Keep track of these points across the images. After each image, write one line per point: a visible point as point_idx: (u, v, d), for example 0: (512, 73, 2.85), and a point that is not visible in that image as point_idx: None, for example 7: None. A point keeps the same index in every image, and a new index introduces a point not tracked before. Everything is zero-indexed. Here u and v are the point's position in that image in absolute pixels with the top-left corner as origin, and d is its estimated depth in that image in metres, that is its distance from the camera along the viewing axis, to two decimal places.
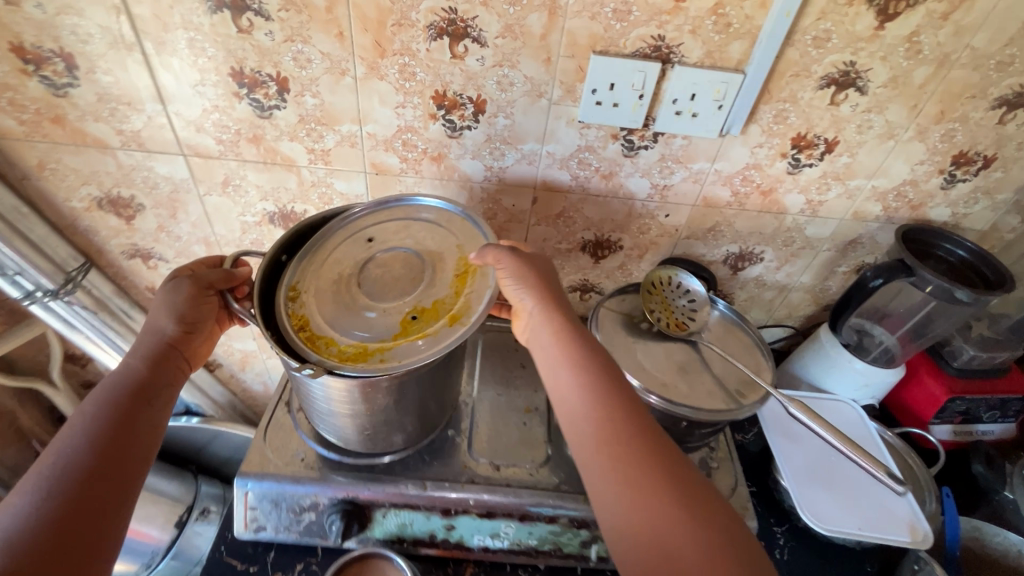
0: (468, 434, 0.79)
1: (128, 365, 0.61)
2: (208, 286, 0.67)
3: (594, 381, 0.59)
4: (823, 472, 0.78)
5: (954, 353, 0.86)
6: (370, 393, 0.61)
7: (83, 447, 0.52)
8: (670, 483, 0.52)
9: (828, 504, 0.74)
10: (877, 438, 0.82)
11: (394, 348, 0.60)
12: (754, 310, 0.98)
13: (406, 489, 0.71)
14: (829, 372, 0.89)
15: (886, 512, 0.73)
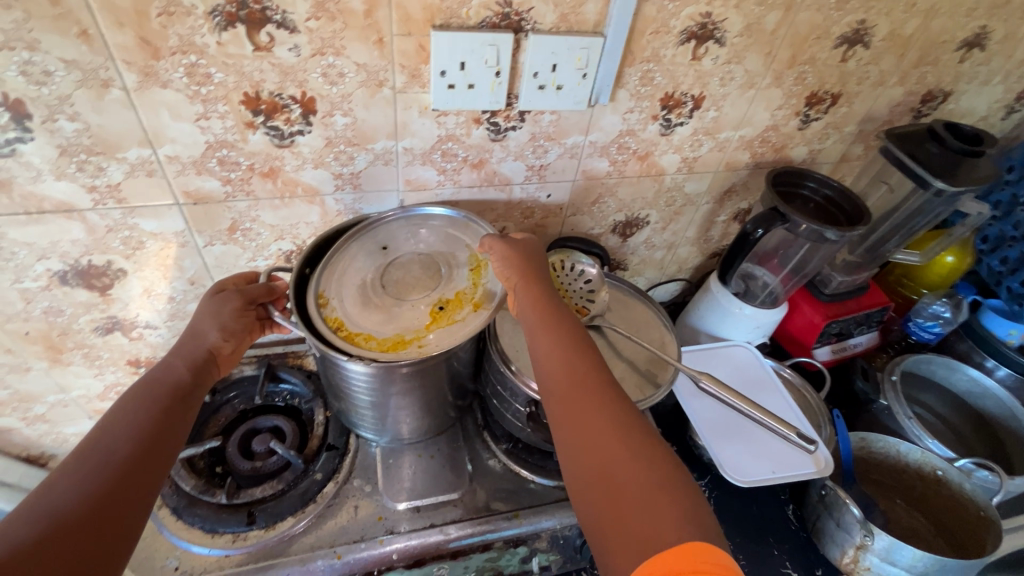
0: (377, 478, 0.70)
1: (171, 362, 0.54)
2: (254, 298, 0.62)
3: (564, 331, 0.52)
4: (733, 425, 0.80)
5: (825, 281, 0.93)
6: (393, 380, 0.60)
7: (134, 432, 0.46)
8: (631, 429, 0.44)
9: (743, 456, 0.76)
10: (772, 379, 0.88)
11: (430, 335, 0.58)
12: (648, 270, 0.98)
13: (316, 566, 0.61)
14: (724, 321, 0.92)
15: (791, 450, 0.77)
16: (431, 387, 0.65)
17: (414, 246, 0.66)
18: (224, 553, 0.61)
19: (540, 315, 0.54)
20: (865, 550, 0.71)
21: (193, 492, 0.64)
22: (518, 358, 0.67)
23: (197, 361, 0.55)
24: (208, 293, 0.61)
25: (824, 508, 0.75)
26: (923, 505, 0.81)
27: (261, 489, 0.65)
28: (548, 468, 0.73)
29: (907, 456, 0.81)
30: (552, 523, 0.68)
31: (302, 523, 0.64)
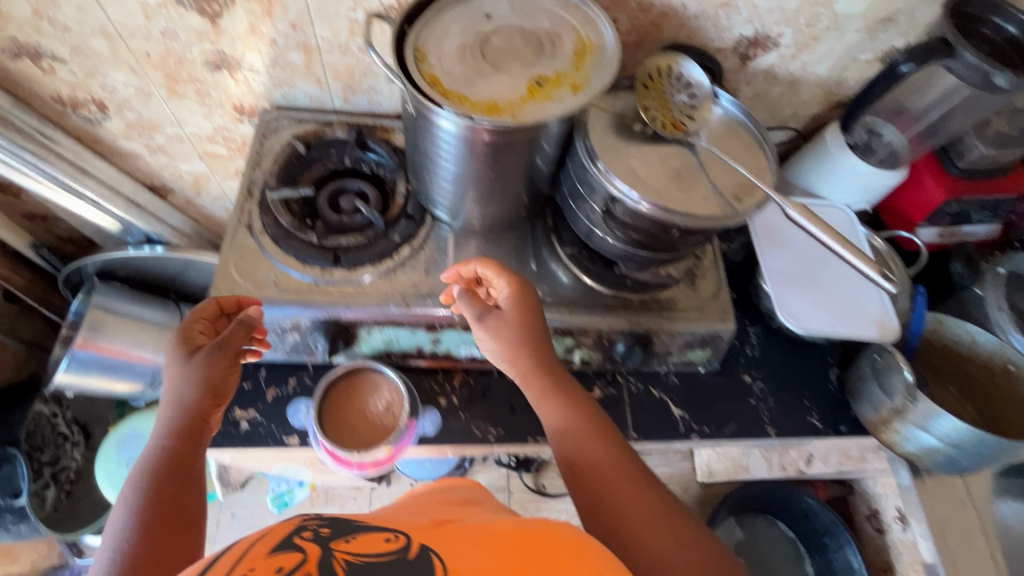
0: (446, 252, 0.75)
1: (158, 439, 0.55)
2: (221, 343, 0.59)
3: (570, 405, 0.61)
4: (805, 275, 0.77)
5: (961, 153, 0.81)
6: (477, 151, 0.60)
7: (136, 514, 0.49)
8: (651, 503, 0.53)
9: (807, 306, 0.75)
10: (863, 242, 0.81)
11: (525, 107, 0.55)
12: (759, 109, 0.88)
13: (388, 307, 0.69)
14: (828, 175, 0.84)
15: (861, 311, 0.75)
16: (512, 168, 0.65)
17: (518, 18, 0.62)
18: (314, 280, 0.69)
19: (549, 396, 0.62)
20: (906, 415, 0.72)
21: (288, 227, 0.71)
22: (604, 156, 0.65)
23: (183, 427, 0.56)
24: (180, 350, 0.59)
25: (873, 373, 0.75)
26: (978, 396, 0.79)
27: (346, 238, 0.72)
28: (607, 277, 0.75)
29: (981, 344, 0.76)
30: (599, 323, 0.73)
31: (379, 273, 0.71)
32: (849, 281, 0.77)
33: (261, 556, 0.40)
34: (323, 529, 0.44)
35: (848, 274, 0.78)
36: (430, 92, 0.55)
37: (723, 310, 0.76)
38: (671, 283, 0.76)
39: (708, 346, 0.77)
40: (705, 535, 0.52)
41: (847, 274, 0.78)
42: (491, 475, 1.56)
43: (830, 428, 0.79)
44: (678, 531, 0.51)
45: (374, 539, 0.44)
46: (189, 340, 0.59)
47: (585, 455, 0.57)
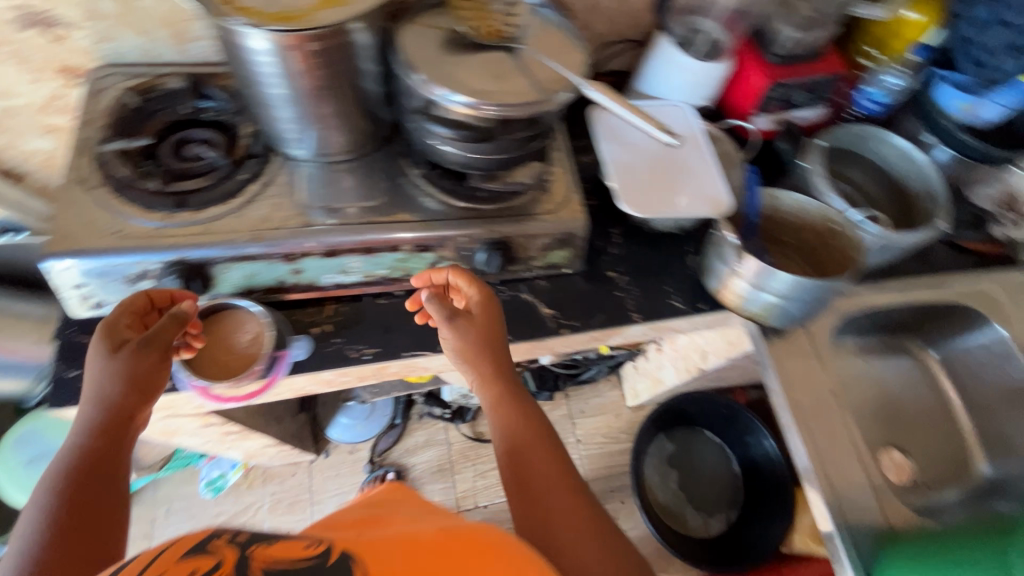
0: (298, 185, 0.76)
1: (78, 438, 0.56)
2: (150, 338, 0.61)
3: (521, 412, 0.69)
4: (642, 168, 0.83)
5: (774, 40, 0.88)
6: (293, 68, 0.63)
7: (50, 517, 0.51)
8: (579, 507, 0.62)
9: (645, 194, 0.80)
10: (698, 132, 0.87)
11: (317, 13, 0.59)
12: (596, 21, 0.93)
13: (240, 242, 0.70)
14: (661, 75, 0.90)
15: (695, 193, 0.81)
16: (336, 86, 0.68)
17: None
18: (158, 225, 0.69)
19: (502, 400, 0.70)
20: (741, 277, 0.78)
21: (128, 177, 0.71)
22: (422, 65, 0.67)
23: (106, 426, 0.58)
24: (104, 344, 0.60)
25: (715, 247, 0.81)
26: (816, 260, 0.87)
27: (191, 182, 0.72)
28: (460, 191, 0.79)
29: (807, 208, 0.84)
30: (456, 234, 0.76)
31: (228, 211, 0.72)
32: (684, 169, 0.84)
33: (173, 561, 0.43)
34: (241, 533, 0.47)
35: (683, 163, 0.84)
36: (223, 9, 0.58)
37: (575, 209, 0.81)
38: (523, 190, 0.80)
39: (566, 246, 0.82)
40: (621, 541, 0.60)
41: (682, 163, 0.84)
42: (428, 430, 1.59)
43: (690, 307, 0.86)
44: (591, 532, 0.60)
45: (295, 547, 0.47)
46: (114, 332, 0.61)
47: (523, 451, 0.66)
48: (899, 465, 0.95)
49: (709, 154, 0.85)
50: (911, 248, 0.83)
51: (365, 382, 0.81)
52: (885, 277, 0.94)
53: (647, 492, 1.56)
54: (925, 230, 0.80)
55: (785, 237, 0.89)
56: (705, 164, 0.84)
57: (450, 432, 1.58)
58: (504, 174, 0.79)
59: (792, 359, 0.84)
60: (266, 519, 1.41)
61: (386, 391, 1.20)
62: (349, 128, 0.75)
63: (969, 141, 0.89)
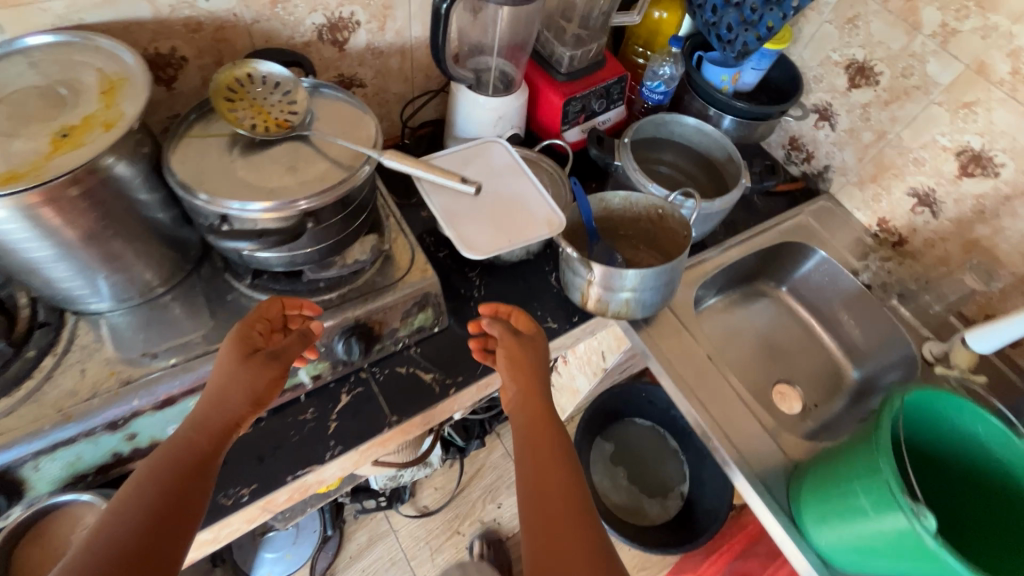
0: (105, 342, 0.67)
1: (191, 432, 0.57)
2: (278, 353, 0.64)
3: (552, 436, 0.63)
4: (474, 209, 0.83)
5: (559, 61, 0.95)
6: (43, 224, 0.55)
7: (146, 504, 0.50)
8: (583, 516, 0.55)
9: (481, 233, 0.81)
10: (519, 162, 0.90)
11: (50, 163, 0.52)
12: (391, 83, 0.93)
13: (45, 432, 0.59)
14: (467, 120, 0.92)
15: (528, 220, 0.83)
16: (115, 226, 0.61)
17: (21, 77, 0.57)
18: None
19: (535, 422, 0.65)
20: (594, 284, 0.80)
21: None
22: (205, 181, 0.62)
23: (219, 429, 0.58)
24: (237, 342, 0.63)
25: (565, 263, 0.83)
26: (655, 244, 0.94)
27: None
28: (298, 289, 0.74)
29: (633, 201, 0.90)
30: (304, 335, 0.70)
31: (20, 399, 0.61)
32: (515, 200, 0.86)
33: None
34: None
35: (513, 195, 0.86)
36: None
37: (422, 269, 0.79)
38: (364, 267, 0.77)
39: (427, 307, 0.80)
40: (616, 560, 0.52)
41: (511, 195, 0.86)
42: (369, 526, 1.47)
43: (565, 325, 0.88)
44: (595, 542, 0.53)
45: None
46: (245, 328, 0.64)
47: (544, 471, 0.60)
48: (791, 396, 1.03)
49: (534, 181, 0.88)
50: (726, 211, 0.93)
51: (254, 523, 0.73)
52: (721, 244, 1.04)
53: (602, 498, 1.57)
54: (731, 194, 0.90)
55: (625, 232, 0.95)
56: (533, 190, 0.87)
57: (392, 518, 1.48)
58: (339, 257, 0.76)
59: (666, 338, 0.89)
60: None
61: (301, 510, 1.09)
62: (148, 261, 0.68)
63: (741, 106, 0.99)
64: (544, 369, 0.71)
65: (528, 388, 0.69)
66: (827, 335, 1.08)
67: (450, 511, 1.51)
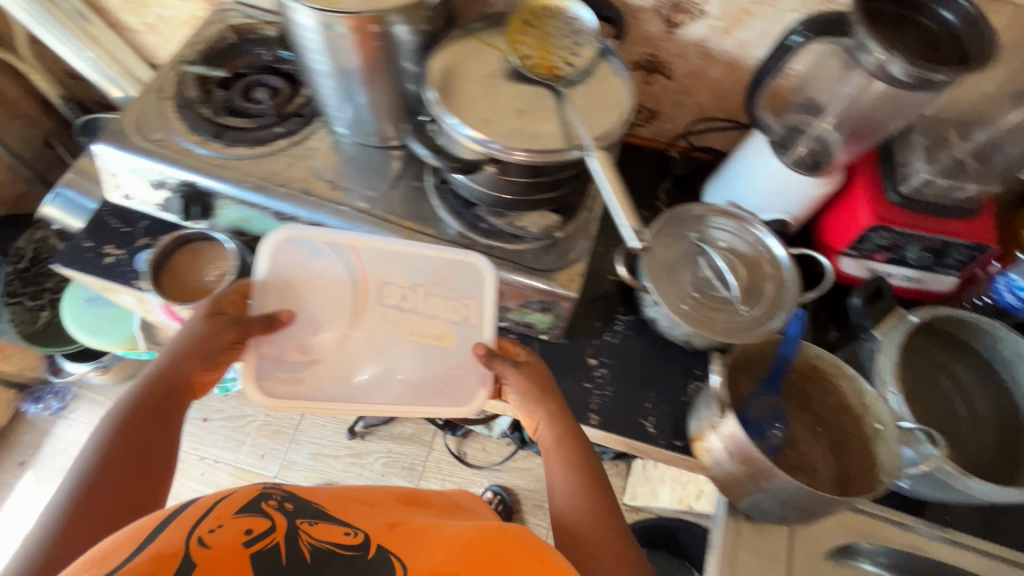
0: (321, 154, 0.78)
1: (144, 386, 0.60)
2: (241, 321, 0.63)
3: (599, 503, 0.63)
4: (413, 377, 0.68)
5: (906, 177, 0.69)
6: (333, 47, 0.65)
7: (100, 457, 0.54)
8: None
9: (433, 377, 0.69)
10: (299, 256, 0.68)
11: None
12: (697, 90, 0.82)
13: (244, 186, 0.73)
14: (740, 174, 0.77)
15: (433, 323, 0.70)
16: (373, 75, 0.68)
17: None
18: (188, 147, 0.75)
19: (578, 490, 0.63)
20: (714, 430, 0.63)
21: (192, 99, 0.79)
22: (445, 85, 0.63)
23: (170, 381, 0.61)
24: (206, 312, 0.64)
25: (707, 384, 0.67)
26: (839, 450, 0.69)
27: (236, 120, 0.78)
28: (462, 214, 0.74)
29: (848, 387, 0.66)
30: (432, 252, 0.71)
31: (251, 154, 0.76)
32: (401, 307, 0.70)
33: (228, 516, 0.50)
34: (285, 500, 0.53)
35: (381, 304, 0.70)
36: None
37: (570, 279, 0.72)
38: (525, 237, 0.73)
39: (548, 312, 0.74)
40: None
41: (392, 308, 0.70)
42: (419, 425, 1.58)
43: (660, 438, 0.72)
44: None
45: (334, 530, 0.52)
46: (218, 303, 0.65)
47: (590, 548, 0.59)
48: None
49: (405, 261, 0.71)
50: (975, 501, 0.62)
51: None
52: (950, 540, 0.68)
53: None
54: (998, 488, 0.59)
55: (814, 409, 0.72)
56: (400, 281, 0.71)
57: (436, 439, 1.56)
58: (511, 215, 0.73)
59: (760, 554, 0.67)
60: (250, 434, 1.54)
61: None
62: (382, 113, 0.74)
63: None
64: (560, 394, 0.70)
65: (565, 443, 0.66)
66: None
67: (478, 474, 1.53)
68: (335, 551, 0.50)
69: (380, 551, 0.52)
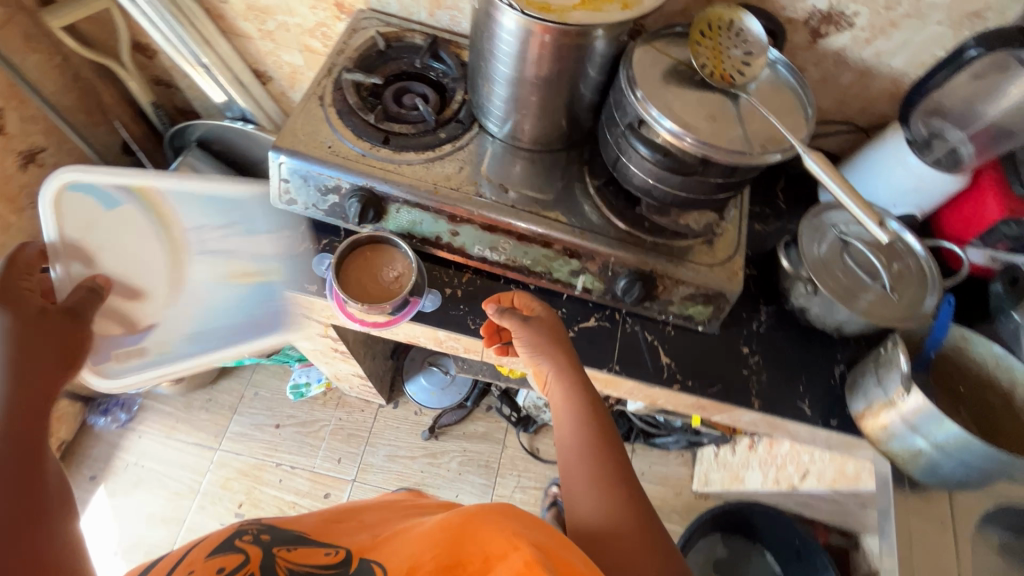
0: (485, 158, 0.81)
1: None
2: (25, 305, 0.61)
3: (597, 445, 0.64)
4: (183, 323, 0.95)
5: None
6: (532, 57, 0.68)
7: None
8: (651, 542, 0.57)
9: (252, 321, 0.95)
10: (170, 217, 0.94)
11: (571, 12, 0.64)
12: (824, 94, 0.88)
13: (421, 190, 0.75)
14: (875, 172, 0.83)
15: (243, 259, 0.94)
16: (557, 83, 0.72)
17: None
18: (360, 152, 0.77)
19: (580, 440, 0.65)
20: (894, 408, 0.69)
21: (354, 105, 0.81)
22: (643, 87, 0.68)
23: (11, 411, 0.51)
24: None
25: (873, 362, 0.73)
26: (986, 423, 0.76)
27: (399, 125, 0.80)
28: (626, 214, 0.78)
29: (1001, 366, 0.73)
30: (608, 250, 0.75)
31: (421, 159, 0.78)
32: (221, 235, 0.96)
33: (201, 558, 0.51)
34: (260, 535, 0.56)
35: (199, 252, 0.96)
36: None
37: (735, 272, 0.76)
38: (688, 234, 0.77)
39: (710, 305, 0.78)
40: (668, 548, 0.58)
41: (207, 254, 0.96)
42: (491, 423, 1.60)
43: (818, 418, 0.78)
44: (648, 545, 0.57)
45: (314, 553, 0.54)
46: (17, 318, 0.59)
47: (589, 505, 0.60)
48: None
49: (200, 202, 0.96)
50: None
51: (471, 354, 0.86)
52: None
53: None
54: None
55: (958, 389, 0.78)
56: (213, 225, 0.96)
57: (511, 437, 1.58)
58: (675, 214, 0.78)
59: (922, 521, 0.73)
60: (325, 439, 1.53)
61: (473, 373, 1.31)
62: (550, 118, 0.78)
63: None
64: (563, 340, 0.74)
65: (565, 380, 0.70)
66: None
67: (551, 469, 1.55)
68: (316, 571, 0.51)
69: (362, 562, 0.53)
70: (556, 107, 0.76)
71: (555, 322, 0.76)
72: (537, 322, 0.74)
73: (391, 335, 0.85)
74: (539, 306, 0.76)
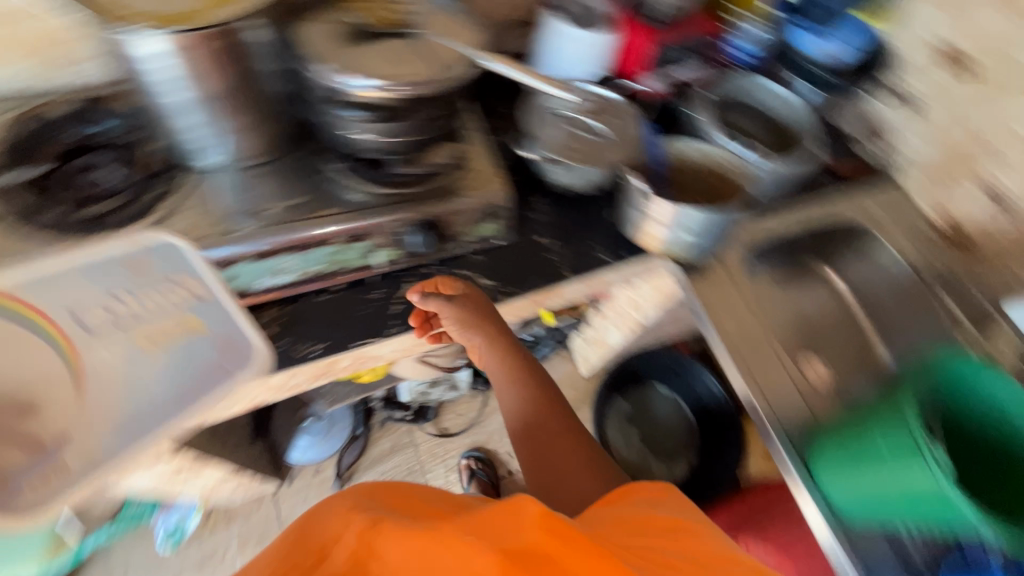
0: (214, 194, 0.76)
1: None
2: None
3: (514, 361, 0.92)
4: (132, 403, 0.66)
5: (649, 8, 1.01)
6: (194, 72, 0.66)
7: None
8: (568, 420, 0.89)
9: (201, 364, 0.69)
10: (38, 310, 0.65)
11: (206, 14, 0.64)
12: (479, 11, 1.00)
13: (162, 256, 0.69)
14: (551, 53, 0.97)
15: (166, 320, 0.70)
16: (238, 90, 0.71)
17: None
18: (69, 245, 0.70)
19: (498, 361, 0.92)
20: (656, 220, 0.85)
21: (31, 206, 0.72)
22: (323, 55, 0.69)
23: None
24: None
25: (630, 195, 0.89)
26: None
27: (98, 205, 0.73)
28: (380, 178, 0.80)
29: (701, 152, 0.94)
30: (384, 219, 0.76)
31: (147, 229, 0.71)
32: (130, 317, 0.69)
33: None
34: None
35: (105, 327, 0.68)
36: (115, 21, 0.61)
37: (496, 180, 0.84)
38: (442, 169, 0.82)
39: (497, 218, 0.85)
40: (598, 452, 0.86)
41: (119, 330, 0.68)
42: (393, 435, 1.57)
43: (614, 257, 0.92)
44: (583, 450, 0.86)
45: None
46: None
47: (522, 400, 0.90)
48: (818, 373, 0.95)
49: None
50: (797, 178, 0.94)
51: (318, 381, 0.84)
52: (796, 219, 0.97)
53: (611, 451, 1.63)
54: (801, 157, 0.90)
55: None
56: (122, 293, 0.69)
57: (415, 434, 1.58)
58: (422, 157, 0.82)
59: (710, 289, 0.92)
60: (234, 557, 1.38)
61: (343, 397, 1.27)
62: (257, 126, 0.76)
63: (825, 78, 1.05)
64: (487, 313, 0.87)
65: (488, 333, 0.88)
66: (883, 346, 0.99)
67: (466, 437, 1.60)
68: None
69: None
70: (255, 112, 0.74)
71: (478, 294, 0.86)
72: (466, 300, 0.84)
73: (226, 410, 0.78)
74: (457, 283, 0.84)
